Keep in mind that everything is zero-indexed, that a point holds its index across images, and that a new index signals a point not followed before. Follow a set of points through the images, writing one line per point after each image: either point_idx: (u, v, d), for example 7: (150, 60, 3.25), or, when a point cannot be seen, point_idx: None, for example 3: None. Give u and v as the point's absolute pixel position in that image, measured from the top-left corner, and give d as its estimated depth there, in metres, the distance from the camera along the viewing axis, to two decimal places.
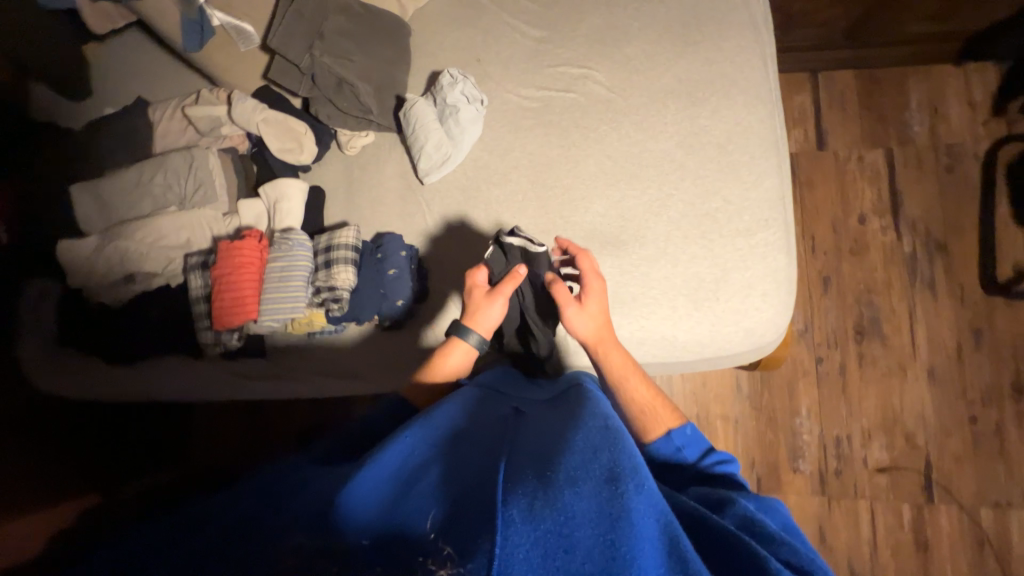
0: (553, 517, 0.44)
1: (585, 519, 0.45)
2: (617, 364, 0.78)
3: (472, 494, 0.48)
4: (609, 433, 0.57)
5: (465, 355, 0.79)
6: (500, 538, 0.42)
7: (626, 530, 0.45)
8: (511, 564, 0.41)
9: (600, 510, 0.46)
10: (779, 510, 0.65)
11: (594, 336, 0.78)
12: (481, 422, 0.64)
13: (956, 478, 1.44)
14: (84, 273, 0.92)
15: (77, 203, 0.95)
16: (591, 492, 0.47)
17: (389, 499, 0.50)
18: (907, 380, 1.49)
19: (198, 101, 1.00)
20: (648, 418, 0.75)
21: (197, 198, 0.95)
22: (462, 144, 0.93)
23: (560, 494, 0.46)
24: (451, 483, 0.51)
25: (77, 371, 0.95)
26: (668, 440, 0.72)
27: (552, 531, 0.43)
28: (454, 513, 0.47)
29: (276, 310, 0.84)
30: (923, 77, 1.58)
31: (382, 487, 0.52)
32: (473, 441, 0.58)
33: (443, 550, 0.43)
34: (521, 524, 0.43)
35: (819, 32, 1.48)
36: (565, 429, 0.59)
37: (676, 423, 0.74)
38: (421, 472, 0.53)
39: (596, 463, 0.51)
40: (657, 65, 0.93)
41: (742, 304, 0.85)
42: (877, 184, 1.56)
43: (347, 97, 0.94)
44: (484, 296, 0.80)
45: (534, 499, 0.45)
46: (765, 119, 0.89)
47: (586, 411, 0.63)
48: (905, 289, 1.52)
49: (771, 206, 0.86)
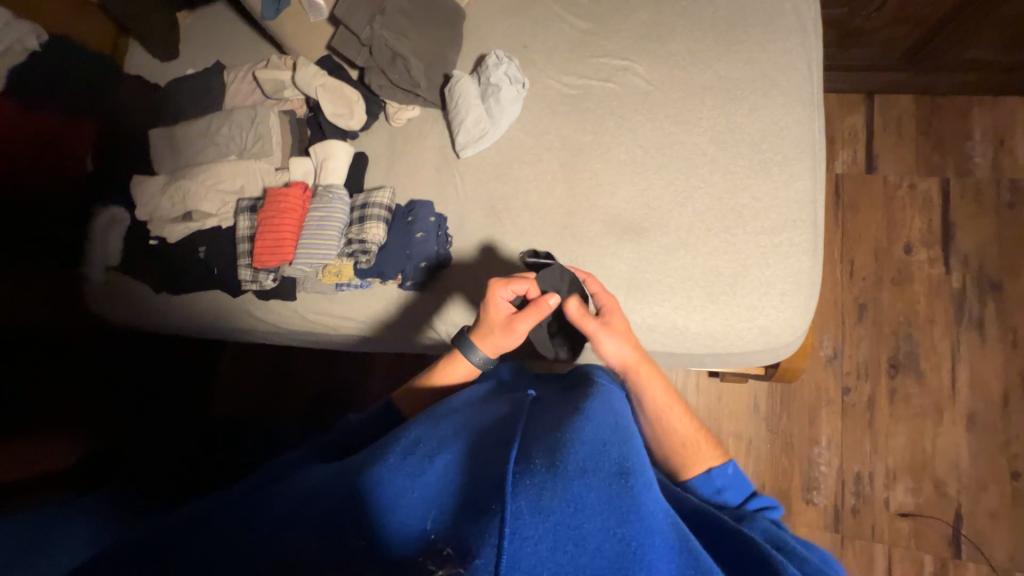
0: (561, 508, 0.43)
1: (595, 509, 0.44)
2: (657, 392, 0.77)
3: (480, 490, 0.47)
4: (616, 428, 0.56)
5: (470, 372, 0.82)
6: (508, 533, 0.42)
7: (635, 525, 0.44)
8: (521, 560, 0.41)
9: (609, 502, 0.45)
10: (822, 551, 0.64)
11: (631, 362, 0.75)
12: (489, 412, 0.63)
13: (989, 535, 1.33)
14: (150, 207, 1.03)
15: (155, 145, 1.06)
16: (601, 483, 0.46)
17: (401, 492, 0.50)
18: (943, 424, 1.39)
19: (267, 66, 1.10)
20: (687, 455, 0.75)
21: (256, 150, 1.04)
22: (500, 122, 0.98)
23: (569, 484, 0.45)
24: (461, 479, 0.50)
25: (128, 296, 1.05)
26: (709, 479, 0.73)
27: (562, 524, 0.42)
28: (463, 512, 0.46)
29: (310, 255, 0.91)
30: (990, 109, 1.50)
31: (396, 485, 0.51)
32: (479, 432, 0.56)
33: (444, 551, 0.43)
34: (529, 517, 0.43)
35: (878, 52, 1.44)
36: (570, 415, 0.56)
37: (716, 463, 0.74)
38: (431, 463, 0.53)
39: (604, 454, 0.50)
40: (698, 62, 0.95)
41: (759, 302, 0.84)
42: (928, 214, 1.49)
43: (398, 69, 1.00)
44: (502, 321, 0.77)
45: (541, 488, 0.45)
46: (804, 121, 0.88)
47: (596, 402, 0.60)
48: (949, 327, 1.43)
49: (802, 208, 0.85)
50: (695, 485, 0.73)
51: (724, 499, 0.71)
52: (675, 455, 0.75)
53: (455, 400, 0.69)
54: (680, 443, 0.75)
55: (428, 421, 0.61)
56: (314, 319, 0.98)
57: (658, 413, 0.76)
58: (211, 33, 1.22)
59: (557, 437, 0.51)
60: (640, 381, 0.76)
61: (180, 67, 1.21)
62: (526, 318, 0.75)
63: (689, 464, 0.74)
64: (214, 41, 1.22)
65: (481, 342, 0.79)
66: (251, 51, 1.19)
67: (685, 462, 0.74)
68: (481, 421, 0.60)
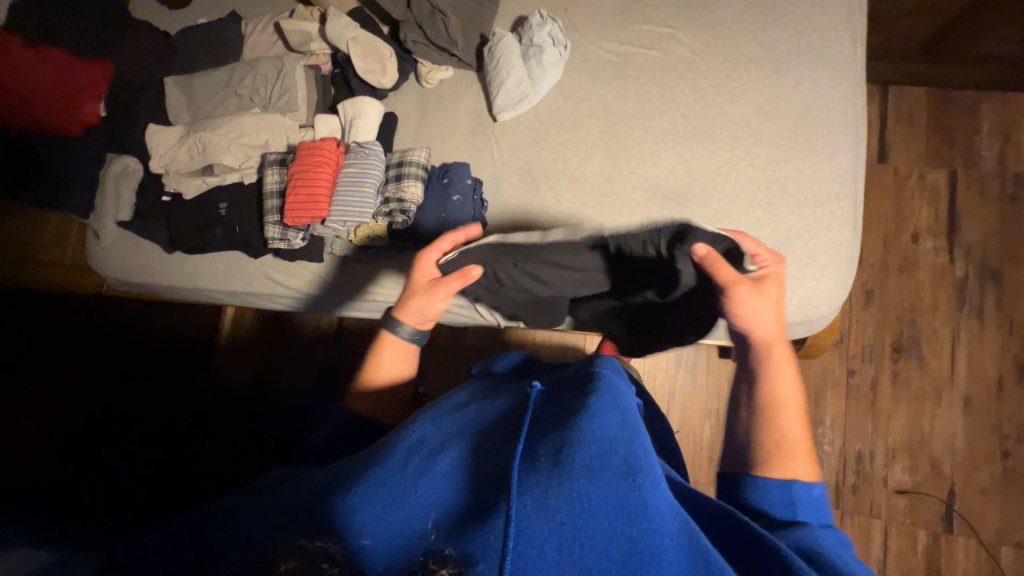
0: (566, 507, 0.41)
1: (600, 509, 0.41)
2: (788, 375, 0.67)
3: (484, 492, 0.44)
4: (625, 424, 0.51)
5: (400, 350, 0.77)
6: (514, 531, 0.39)
7: (643, 525, 0.41)
8: (526, 563, 0.38)
9: (617, 501, 0.42)
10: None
11: (771, 334, 0.69)
12: (491, 409, 0.59)
13: (979, 512, 1.39)
14: (167, 157, 0.97)
15: (172, 94, 1.01)
16: (608, 482, 0.43)
17: (395, 493, 0.47)
18: (940, 407, 1.45)
19: (292, 16, 1.04)
20: (775, 455, 0.61)
21: (282, 103, 0.99)
22: (541, 84, 0.95)
23: (573, 482, 0.42)
24: (464, 480, 0.48)
25: (140, 247, 1.03)
26: (788, 488, 0.58)
27: (566, 523, 0.40)
28: (463, 515, 0.44)
29: (345, 212, 0.87)
30: (998, 104, 1.55)
31: (406, 492, 0.47)
32: (483, 431, 0.53)
33: (444, 550, 0.41)
34: (535, 517, 0.40)
35: (899, 41, 1.46)
36: (575, 408, 0.52)
37: (805, 479, 0.59)
38: (431, 462, 0.50)
39: (610, 451, 0.46)
40: (744, 32, 0.94)
41: (801, 273, 0.84)
42: (936, 204, 1.53)
43: (437, 25, 0.96)
44: (426, 288, 0.75)
45: (546, 486, 0.42)
46: (848, 96, 0.89)
47: (600, 393, 0.54)
48: (950, 313, 1.48)
49: (844, 181, 0.86)
50: (763, 484, 0.59)
51: (795, 515, 0.56)
52: (763, 452, 0.62)
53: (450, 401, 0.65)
54: (775, 443, 0.62)
55: (425, 419, 0.58)
56: (339, 283, 0.96)
57: (773, 402, 0.65)
58: None
59: (562, 433, 0.47)
60: (777, 359, 0.68)
61: (193, 16, 1.14)
62: (449, 286, 0.74)
63: (770, 462, 0.61)
64: None
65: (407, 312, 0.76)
66: (272, 2, 1.13)
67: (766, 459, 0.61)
68: (485, 417, 0.57)
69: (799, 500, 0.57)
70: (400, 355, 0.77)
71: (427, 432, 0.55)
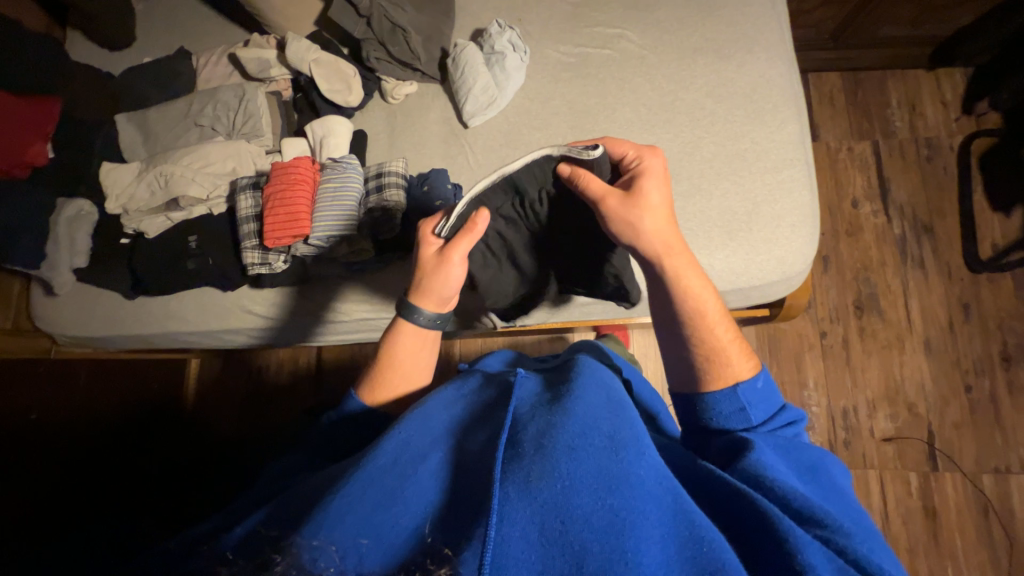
0: (548, 487, 0.40)
1: (583, 484, 0.41)
2: (694, 279, 0.64)
3: (471, 487, 0.44)
4: (611, 401, 0.52)
5: (418, 343, 0.69)
6: (496, 520, 0.39)
7: (624, 494, 0.40)
8: (507, 544, 0.38)
9: (600, 474, 0.41)
10: (847, 493, 0.54)
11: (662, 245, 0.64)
12: (480, 402, 0.56)
13: (957, 446, 1.48)
14: (125, 195, 0.92)
15: (125, 131, 0.96)
16: (591, 457, 0.42)
17: (383, 493, 0.44)
18: (906, 353, 1.56)
19: (248, 46, 1.03)
20: (713, 367, 0.61)
21: (246, 129, 0.97)
22: (507, 89, 0.99)
23: (555, 464, 0.41)
24: (456, 478, 0.46)
25: (94, 297, 0.96)
26: (735, 395, 0.59)
27: (547, 502, 0.40)
28: (452, 511, 0.43)
29: (329, 227, 0.85)
30: (901, 79, 1.74)
31: (396, 491, 0.44)
32: (466, 427, 0.52)
33: (444, 551, 0.39)
34: (517, 501, 0.40)
35: (810, 32, 1.63)
36: (560, 392, 0.52)
37: (746, 376, 0.61)
38: (420, 461, 0.47)
39: (593, 428, 0.45)
40: (686, 26, 1.02)
41: (772, 234, 0.90)
42: (866, 171, 1.69)
43: (399, 41, 0.98)
44: (435, 261, 0.67)
45: (529, 470, 0.41)
46: (784, 73, 0.98)
47: (585, 379, 0.54)
48: (898, 267, 1.62)
49: (795, 148, 0.93)
50: (712, 400, 0.60)
51: (748, 420, 0.58)
52: (698, 365, 0.62)
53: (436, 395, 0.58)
54: (704, 355, 0.62)
55: (413, 411, 0.53)
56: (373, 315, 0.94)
57: (694, 313, 0.63)
58: (174, 20, 1.15)
59: (547, 418, 0.47)
60: (676, 270, 0.64)
61: (138, 56, 1.14)
62: (591, 176, 0.66)
63: (707, 375, 0.61)
64: (177, 29, 1.15)
65: (422, 299, 0.68)
66: (224, 37, 1.13)
67: (706, 375, 0.62)
68: (474, 414, 0.54)
69: (748, 403, 0.59)
70: (416, 353, 0.69)
71: (414, 429, 0.50)
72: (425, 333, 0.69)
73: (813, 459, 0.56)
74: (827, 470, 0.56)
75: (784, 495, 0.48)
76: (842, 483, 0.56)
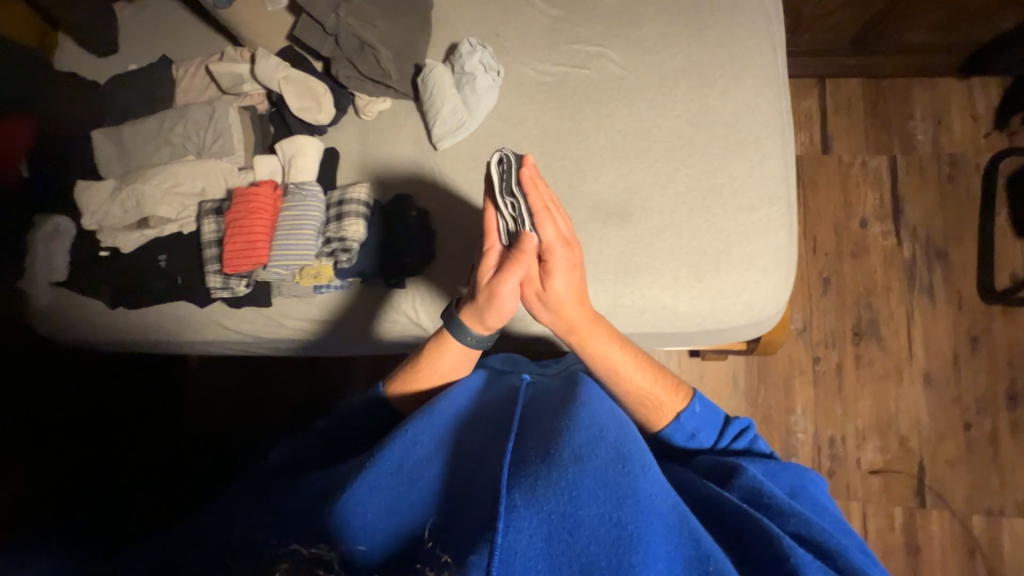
0: (557, 498, 0.47)
1: (590, 497, 0.47)
2: (600, 344, 0.74)
3: (479, 490, 0.50)
4: (615, 419, 0.59)
5: (457, 357, 0.76)
6: (505, 526, 0.44)
7: (630, 508, 0.47)
8: (515, 550, 0.43)
9: (606, 486, 0.48)
10: (817, 498, 0.67)
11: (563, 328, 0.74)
12: (498, 407, 0.64)
13: (948, 484, 1.43)
14: (98, 211, 0.94)
15: (100, 146, 0.98)
16: (597, 469, 0.50)
17: (393, 496, 0.52)
18: (903, 384, 1.49)
19: (222, 59, 1.02)
20: (647, 409, 0.75)
21: (216, 148, 0.97)
22: (477, 112, 0.96)
23: (563, 474, 0.48)
24: (467, 487, 0.52)
25: (63, 308, 0.98)
26: (680, 425, 0.73)
27: (556, 511, 0.46)
28: (464, 515, 0.49)
29: (287, 255, 0.87)
30: (929, 89, 1.60)
31: (404, 493, 0.53)
32: (473, 428, 0.61)
33: (441, 557, 0.43)
34: (524, 509, 0.46)
35: (827, 36, 1.51)
36: (572, 408, 0.59)
37: (681, 407, 0.74)
38: (427, 469, 0.55)
39: (601, 441, 0.53)
40: (670, 46, 0.96)
41: (741, 277, 0.86)
42: (879, 189, 1.58)
43: (369, 61, 0.95)
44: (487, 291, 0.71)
45: (538, 481, 0.48)
46: (772, 101, 0.92)
47: (588, 394, 0.62)
48: (904, 293, 1.53)
49: (775, 185, 0.88)
50: (666, 433, 0.73)
51: (701, 440, 0.73)
52: (633, 409, 0.75)
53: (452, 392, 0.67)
54: (633, 401, 0.75)
55: (424, 411, 0.61)
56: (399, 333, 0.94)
57: (607, 371, 0.75)
58: (156, 27, 1.15)
59: (557, 431, 0.54)
60: (579, 343, 0.75)
61: (123, 64, 1.14)
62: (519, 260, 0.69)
63: (644, 418, 0.75)
64: (160, 36, 1.15)
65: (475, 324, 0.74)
66: (203, 45, 1.12)
67: (643, 417, 0.75)
68: (487, 420, 0.62)
69: (698, 426, 0.73)
70: (453, 363, 0.76)
71: (422, 428, 0.58)
72: (466, 351, 0.76)
73: (793, 480, 0.68)
74: (810, 488, 0.68)
75: (782, 512, 0.59)
76: (819, 494, 0.68)
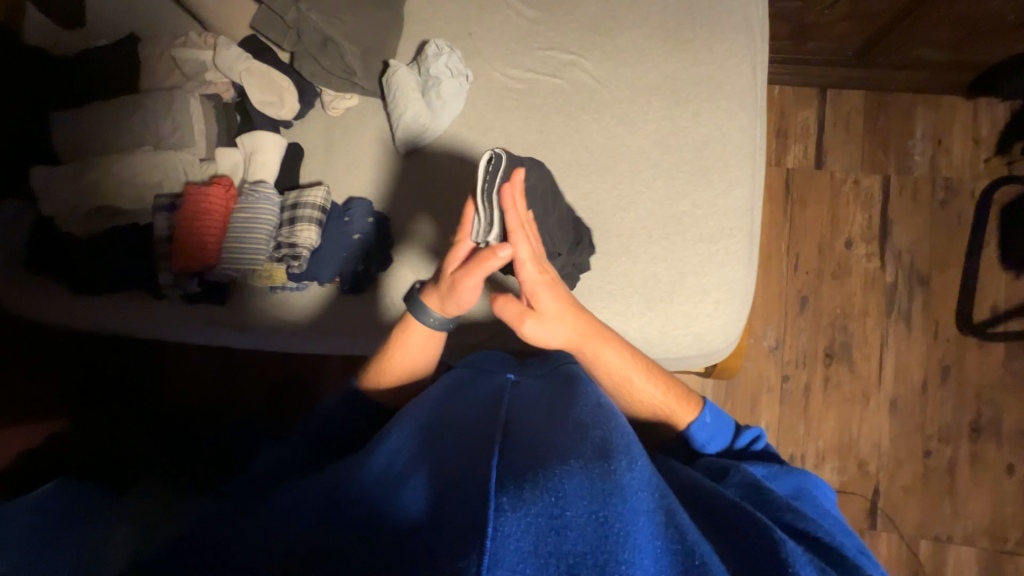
0: (543, 499, 0.43)
1: (576, 495, 0.44)
2: (614, 363, 0.74)
3: (458, 492, 0.46)
4: (602, 413, 0.56)
5: (425, 337, 0.76)
6: (492, 532, 0.41)
7: (617, 505, 0.43)
8: (503, 559, 0.39)
9: (591, 486, 0.44)
10: (818, 502, 0.65)
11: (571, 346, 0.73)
12: (484, 403, 0.61)
13: (901, 508, 1.45)
14: (53, 197, 0.93)
15: (59, 129, 0.97)
16: (581, 469, 0.46)
17: (375, 504, 0.49)
18: (869, 409, 1.49)
19: (185, 43, 0.99)
20: (663, 420, 0.76)
21: (174, 138, 0.95)
22: (442, 118, 0.93)
23: (548, 475, 0.45)
24: (444, 489, 0.48)
25: (17, 289, 0.97)
26: (692, 436, 0.73)
27: (542, 514, 0.42)
28: (445, 517, 0.45)
29: (236, 259, 0.88)
30: (933, 108, 1.54)
31: (388, 501, 0.49)
32: (454, 426, 0.57)
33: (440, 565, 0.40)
34: (511, 514, 0.42)
35: (830, 46, 1.44)
36: (559, 414, 0.56)
37: (693, 417, 0.75)
38: (410, 479, 0.51)
39: (587, 441, 0.50)
40: (646, 60, 0.92)
41: (693, 308, 0.85)
42: (869, 209, 1.54)
43: (331, 56, 0.93)
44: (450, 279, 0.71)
45: (522, 483, 0.44)
46: (745, 127, 0.89)
47: (579, 397, 0.60)
48: (881, 318, 1.51)
49: (738, 216, 0.87)
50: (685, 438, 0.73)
51: (705, 445, 0.73)
52: (649, 418, 0.77)
53: (432, 394, 0.67)
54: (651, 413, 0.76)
55: (403, 420, 0.62)
56: (392, 326, 0.91)
57: (618, 386, 0.75)
58: None
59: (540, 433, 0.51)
60: (591, 360, 0.74)
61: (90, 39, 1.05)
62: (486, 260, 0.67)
63: (658, 427, 0.77)
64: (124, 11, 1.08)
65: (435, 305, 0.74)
66: (168, 24, 1.07)
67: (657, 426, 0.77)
68: (469, 417, 0.58)
69: (707, 435, 0.74)
70: (420, 344, 0.77)
71: (407, 436, 0.58)
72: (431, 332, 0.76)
73: (794, 484, 0.67)
74: (811, 492, 0.66)
75: (778, 507, 0.57)
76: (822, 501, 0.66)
